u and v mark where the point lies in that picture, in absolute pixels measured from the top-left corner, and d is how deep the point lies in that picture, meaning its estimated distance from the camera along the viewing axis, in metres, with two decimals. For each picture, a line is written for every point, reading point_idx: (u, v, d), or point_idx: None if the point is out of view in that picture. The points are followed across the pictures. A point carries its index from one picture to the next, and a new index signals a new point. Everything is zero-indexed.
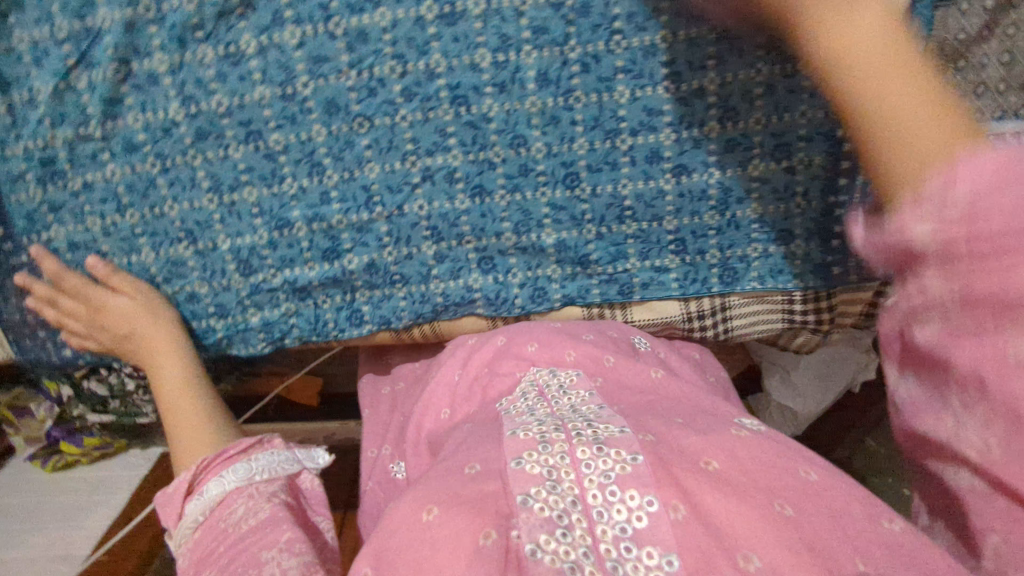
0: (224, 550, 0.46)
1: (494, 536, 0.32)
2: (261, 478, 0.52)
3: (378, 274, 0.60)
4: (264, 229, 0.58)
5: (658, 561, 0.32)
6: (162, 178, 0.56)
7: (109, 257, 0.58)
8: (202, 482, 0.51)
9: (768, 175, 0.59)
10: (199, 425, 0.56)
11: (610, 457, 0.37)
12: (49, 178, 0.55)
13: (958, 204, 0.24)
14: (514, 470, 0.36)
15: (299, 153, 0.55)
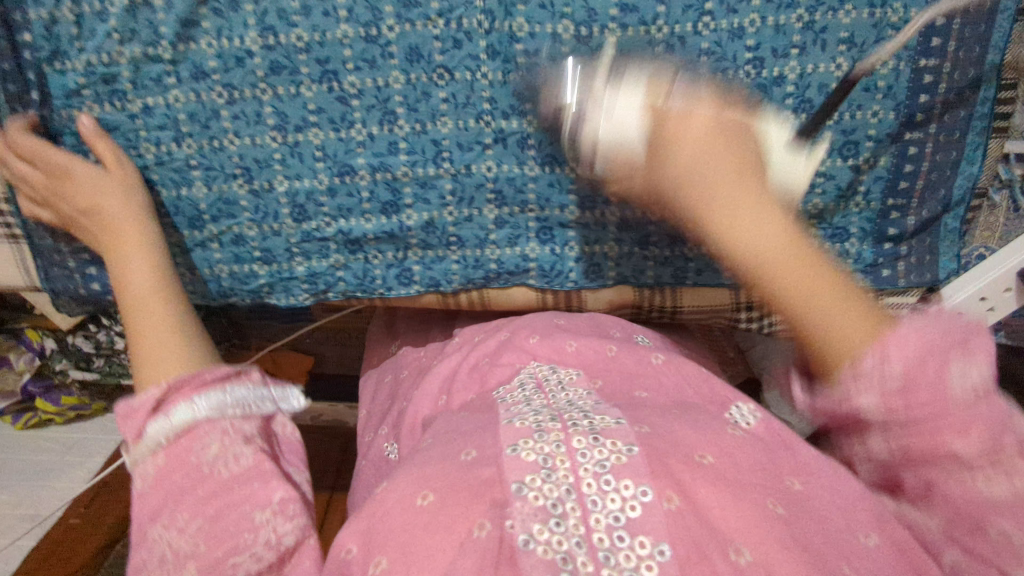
0: (206, 492, 0.44)
1: (487, 528, 0.37)
2: (240, 410, 0.49)
3: (434, 233, 0.59)
4: (325, 173, 0.56)
5: (649, 550, 0.36)
6: (227, 110, 0.54)
7: (158, 187, 0.56)
8: (172, 402, 0.47)
9: (835, 171, 0.57)
10: (165, 330, 0.53)
11: (606, 447, 0.41)
12: (107, 98, 0.53)
13: (897, 378, 0.37)
14: (509, 456, 0.41)
15: (373, 98, 0.54)
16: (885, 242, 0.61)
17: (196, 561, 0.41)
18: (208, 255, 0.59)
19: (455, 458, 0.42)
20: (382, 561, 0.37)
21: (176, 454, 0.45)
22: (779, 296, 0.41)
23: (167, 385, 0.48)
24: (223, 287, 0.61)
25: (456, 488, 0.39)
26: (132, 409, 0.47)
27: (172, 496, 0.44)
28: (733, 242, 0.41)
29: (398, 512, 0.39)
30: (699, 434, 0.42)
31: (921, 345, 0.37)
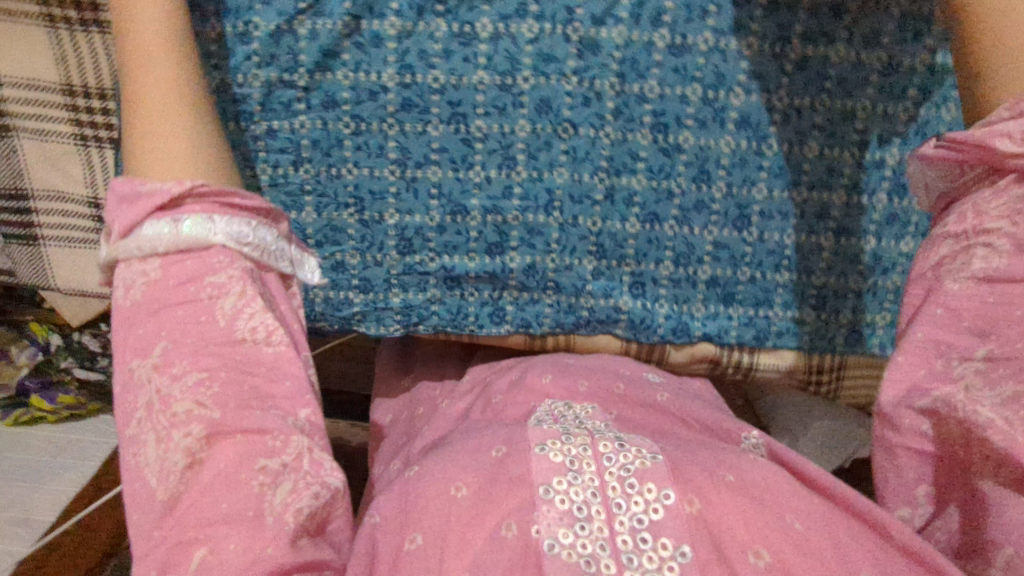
0: (210, 337, 0.45)
1: (515, 530, 0.43)
2: (256, 252, 0.48)
3: (534, 277, 0.60)
4: (437, 211, 0.57)
5: (672, 552, 0.43)
6: (351, 140, 0.54)
7: None
8: (185, 212, 0.46)
9: (915, 252, 0.60)
10: (164, 128, 0.47)
11: (630, 453, 0.48)
12: (233, 117, 0.53)
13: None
14: (539, 455, 0.48)
15: (496, 144, 0.55)
16: None
17: (208, 427, 0.43)
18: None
19: (486, 454, 0.49)
20: (420, 534, 0.45)
21: (181, 265, 0.46)
22: None
23: (171, 188, 0.45)
24: (314, 310, 0.60)
25: (488, 483, 0.46)
26: (140, 196, 0.45)
27: (170, 326, 0.44)
28: None
29: (437, 505, 0.46)
30: (712, 457, 0.49)
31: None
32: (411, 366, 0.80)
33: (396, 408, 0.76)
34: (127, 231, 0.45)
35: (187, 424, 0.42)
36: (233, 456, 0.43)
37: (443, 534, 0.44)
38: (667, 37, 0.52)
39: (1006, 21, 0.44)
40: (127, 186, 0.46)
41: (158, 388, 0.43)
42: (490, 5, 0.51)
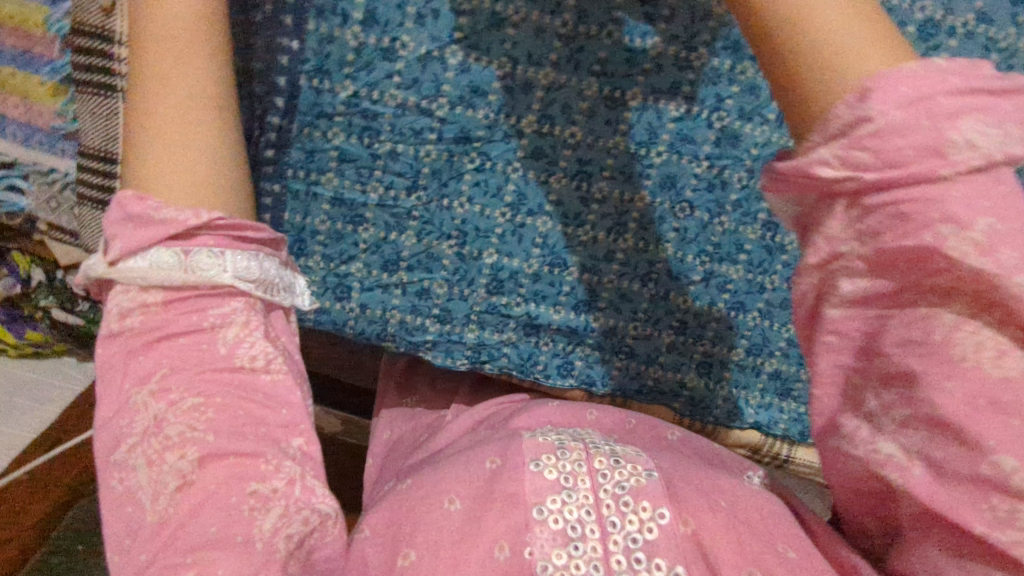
0: (209, 376, 0.41)
1: (508, 550, 0.44)
2: (264, 291, 0.45)
3: (612, 339, 0.60)
4: (536, 260, 0.57)
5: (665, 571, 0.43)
6: (471, 175, 0.53)
7: (368, 225, 0.55)
8: (198, 241, 0.43)
9: None
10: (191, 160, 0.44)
11: (625, 470, 0.49)
12: (359, 130, 0.52)
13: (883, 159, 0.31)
14: (534, 472, 0.48)
15: (611, 210, 0.55)
16: None
17: (202, 450, 0.40)
18: (386, 299, 0.58)
19: (483, 468, 0.50)
20: (413, 550, 0.45)
21: (182, 309, 0.42)
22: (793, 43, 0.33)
23: (186, 217, 0.42)
24: (385, 331, 0.58)
25: (485, 500, 0.47)
26: (150, 221, 0.42)
27: (172, 358, 0.41)
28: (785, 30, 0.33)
29: (433, 522, 0.46)
30: (704, 480, 0.51)
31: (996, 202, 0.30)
32: (416, 390, 0.78)
33: (399, 429, 0.73)
34: (127, 255, 0.41)
35: (182, 447, 0.40)
36: (217, 481, 0.40)
37: (437, 553, 0.44)
38: None
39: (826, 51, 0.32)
40: (134, 202, 0.42)
41: (154, 415, 0.41)
42: (644, 77, 0.52)
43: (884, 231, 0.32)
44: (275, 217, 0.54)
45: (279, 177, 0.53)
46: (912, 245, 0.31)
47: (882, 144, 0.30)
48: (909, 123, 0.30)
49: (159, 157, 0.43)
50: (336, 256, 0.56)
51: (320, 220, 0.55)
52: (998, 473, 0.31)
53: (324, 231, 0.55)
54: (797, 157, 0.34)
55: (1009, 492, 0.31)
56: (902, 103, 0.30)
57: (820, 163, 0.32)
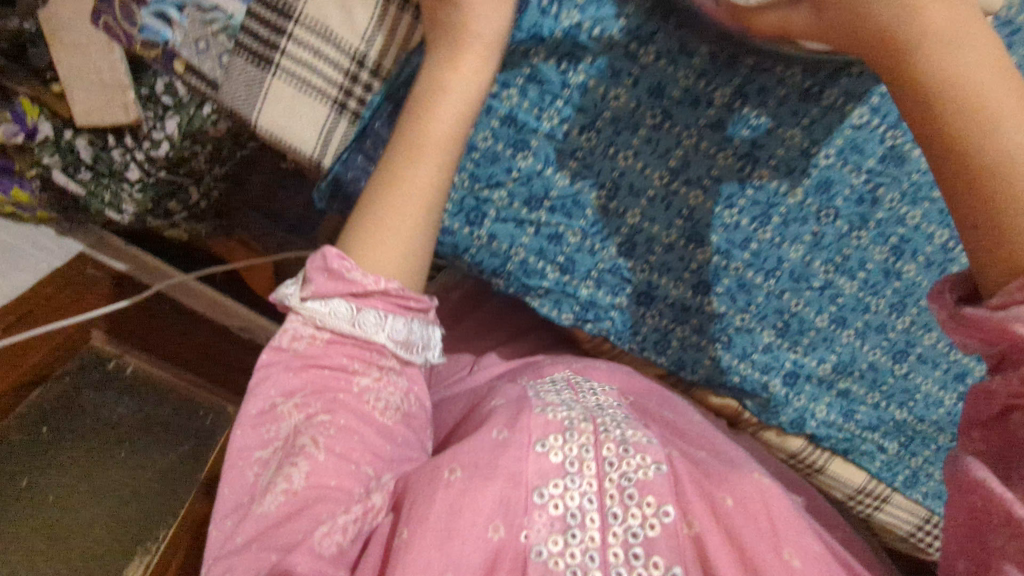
0: (341, 397, 0.48)
1: (501, 531, 0.45)
2: (405, 352, 0.51)
3: (715, 325, 0.61)
4: (676, 231, 0.57)
5: (662, 570, 0.44)
6: (647, 131, 0.53)
7: (529, 153, 0.54)
8: (369, 303, 0.49)
9: None
10: (412, 242, 0.49)
11: (633, 460, 0.49)
12: (559, 56, 0.51)
13: None
14: (539, 452, 0.49)
15: (764, 199, 0.55)
16: None
17: (311, 467, 0.45)
18: (516, 235, 0.57)
19: (489, 438, 0.50)
20: (409, 527, 0.45)
21: (341, 351, 0.49)
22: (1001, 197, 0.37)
23: (370, 281, 0.48)
24: (503, 266, 0.58)
25: (487, 471, 0.47)
26: (343, 278, 0.48)
27: (314, 383, 0.48)
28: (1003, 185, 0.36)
29: (431, 492, 0.46)
30: (714, 478, 0.49)
31: None
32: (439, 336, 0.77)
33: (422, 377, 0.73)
34: (314, 296, 0.48)
35: (297, 457, 0.46)
36: (313, 498, 0.45)
37: (428, 526, 0.44)
38: None
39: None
40: (336, 256, 0.48)
41: (294, 423, 0.47)
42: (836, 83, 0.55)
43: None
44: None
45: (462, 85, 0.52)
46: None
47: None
48: None
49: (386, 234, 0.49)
50: (483, 178, 0.56)
51: (482, 135, 0.54)
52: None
53: (481, 148, 0.55)
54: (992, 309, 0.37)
55: None
56: None
57: (1021, 322, 0.36)
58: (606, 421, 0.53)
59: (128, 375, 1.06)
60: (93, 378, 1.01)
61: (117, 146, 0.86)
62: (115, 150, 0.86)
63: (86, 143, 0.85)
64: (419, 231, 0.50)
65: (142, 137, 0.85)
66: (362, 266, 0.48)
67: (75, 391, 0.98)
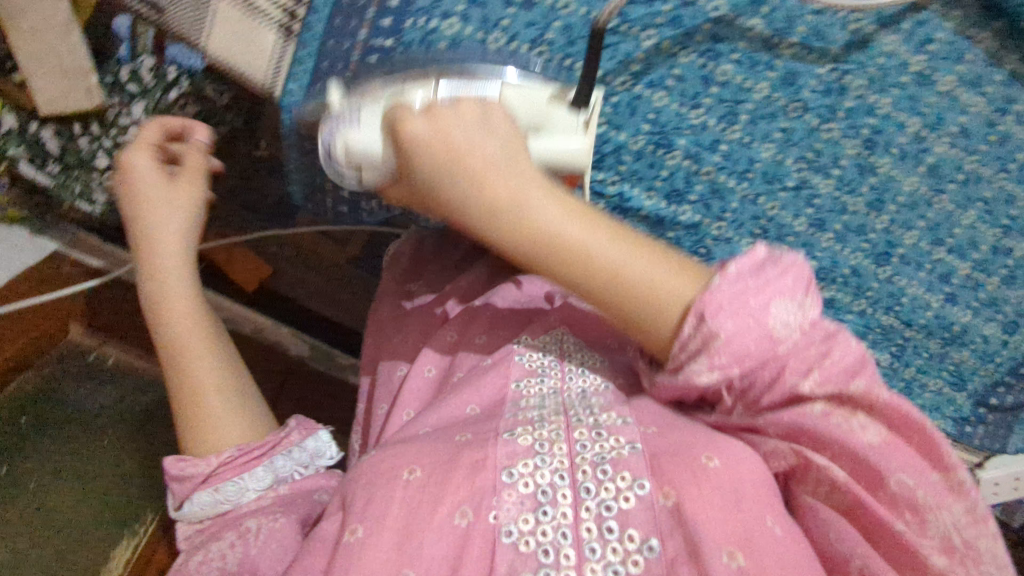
0: (231, 513, 0.55)
1: (466, 516, 0.47)
2: (277, 487, 0.57)
3: (692, 236, 0.63)
4: (644, 137, 0.58)
5: (639, 544, 0.45)
6: (598, 34, 0.52)
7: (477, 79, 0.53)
8: (217, 479, 0.54)
9: (990, 335, 0.68)
10: (241, 390, 0.60)
11: (608, 442, 0.50)
12: None
13: (728, 342, 0.40)
14: (508, 438, 0.51)
15: (729, 96, 0.55)
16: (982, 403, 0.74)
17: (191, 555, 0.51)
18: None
19: (452, 438, 0.52)
20: (359, 525, 0.46)
21: (217, 520, 0.55)
22: (608, 288, 0.42)
23: (214, 459, 0.55)
24: None
25: (449, 467, 0.49)
26: (184, 476, 0.54)
27: (213, 523, 0.54)
28: (595, 285, 0.42)
29: (388, 492, 0.48)
30: (695, 440, 0.47)
31: (755, 323, 0.40)
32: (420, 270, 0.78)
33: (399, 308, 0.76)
34: (177, 501, 0.55)
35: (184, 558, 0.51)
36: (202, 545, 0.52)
37: (384, 525, 0.46)
38: (920, 65, 0.53)
39: (652, 303, 0.42)
40: (174, 464, 0.55)
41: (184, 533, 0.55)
42: None
43: (761, 392, 0.42)
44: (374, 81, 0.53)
45: (396, 17, 0.53)
46: (792, 412, 0.42)
47: (734, 348, 0.40)
48: (742, 327, 0.39)
49: (213, 407, 0.57)
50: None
51: None
52: (906, 493, 0.40)
53: None
54: (679, 370, 0.42)
55: (917, 509, 0.40)
56: (732, 317, 0.39)
57: (696, 373, 0.41)
58: (577, 410, 0.54)
59: (110, 368, 1.04)
60: (73, 368, 1.00)
61: (84, 134, 0.85)
62: (83, 138, 0.86)
63: (52, 133, 0.84)
64: (241, 378, 0.61)
65: (109, 122, 0.84)
66: (206, 450, 0.56)
67: (54, 380, 0.96)
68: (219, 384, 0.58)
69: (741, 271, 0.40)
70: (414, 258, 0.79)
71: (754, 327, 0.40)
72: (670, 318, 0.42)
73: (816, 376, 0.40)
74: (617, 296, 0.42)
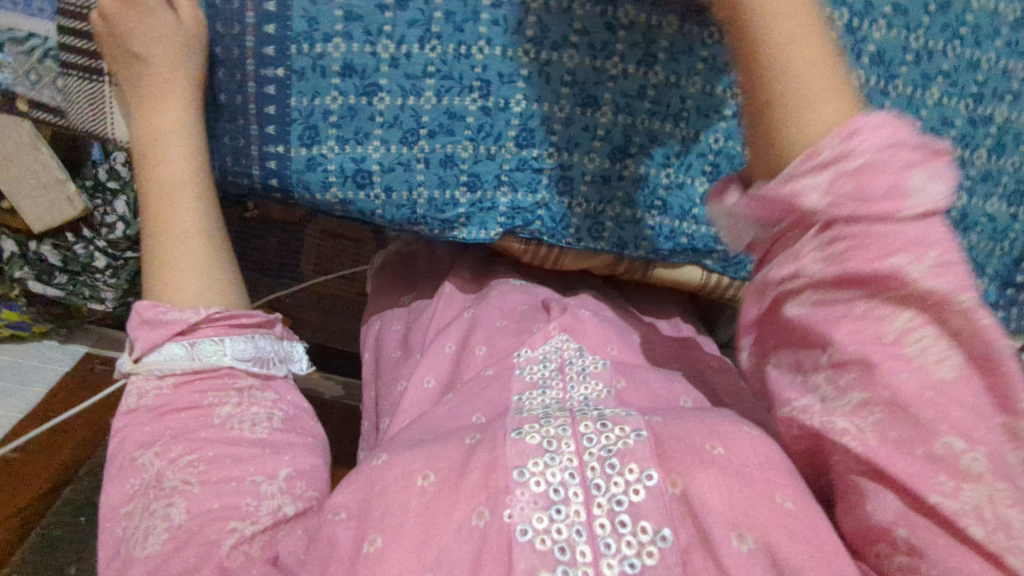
0: (205, 436, 0.44)
1: (484, 517, 0.40)
2: (260, 368, 0.49)
3: (643, 191, 0.56)
4: (567, 101, 0.53)
5: (652, 535, 0.40)
6: (488, 14, 0.51)
7: (380, 92, 0.51)
8: (201, 331, 0.47)
9: (995, 214, 0.63)
10: (216, 269, 0.50)
11: (612, 433, 0.44)
12: None
13: (864, 189, 0.33)
14: (513, 439, 0.44)
15: (640, 37, 0.52)
16: (1007, 289, 0.67)
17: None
18: (409, 177, 0.53)
19: (460, 441, 0.45)
20: (378, 535, 0.40)
21: (191, 392, 0.45)
22: (781, 104, 0.38)
23: (191, 313, 0.47)
24: (414, 213, 0.54)
25: (462, 470, 0.43)
26: (163, 321, 0.46)
27: (171, 429, 0.44)
28: (778, 79, 0.38)
29: (401, 497, 0.41)
30: (695, 427, 0.43)
31: (894, 139, 0.34)
32: (414, 282, 0.76)
33: (397, 326, 0.72)
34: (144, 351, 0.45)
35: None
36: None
37: (404, 532, 0.40)
38: None
39: (813, 113, 0.37)
40: (149, 306, 0.47)
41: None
42: None
43: (849, 256, 0.34)
44: (279, 111, 0.51)
45: (277, 43, 0.49)
46: (870, 267, 0.33)
47: (864, 186, 0.33)
48: (881, 157, 0.33)
49: (181, 279, 0.49)
50: (350, 137, 0.52)
51: (330, 97, 0.51)
52: (950, 454, 0.31)
53: (336, 109, 0.51)
54: (781, 186, 0.36)
55: (957, 472, 0.31)
56: (878, 147, 0.33)
57: (804, 194, 0.35)
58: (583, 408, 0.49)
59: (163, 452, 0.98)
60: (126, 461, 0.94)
61: (78, 241, 0.85)
62: (78, 245, 0.86)
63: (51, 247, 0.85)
64: (217, 260, 0.51)
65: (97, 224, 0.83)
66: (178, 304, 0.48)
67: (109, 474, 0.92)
68: (212, 248, 0.51)
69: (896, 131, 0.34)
70: (409, 265, 0.78)
71: (890, 140, 0.34)
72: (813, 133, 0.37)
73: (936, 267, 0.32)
74: (786, 108, 0.38)
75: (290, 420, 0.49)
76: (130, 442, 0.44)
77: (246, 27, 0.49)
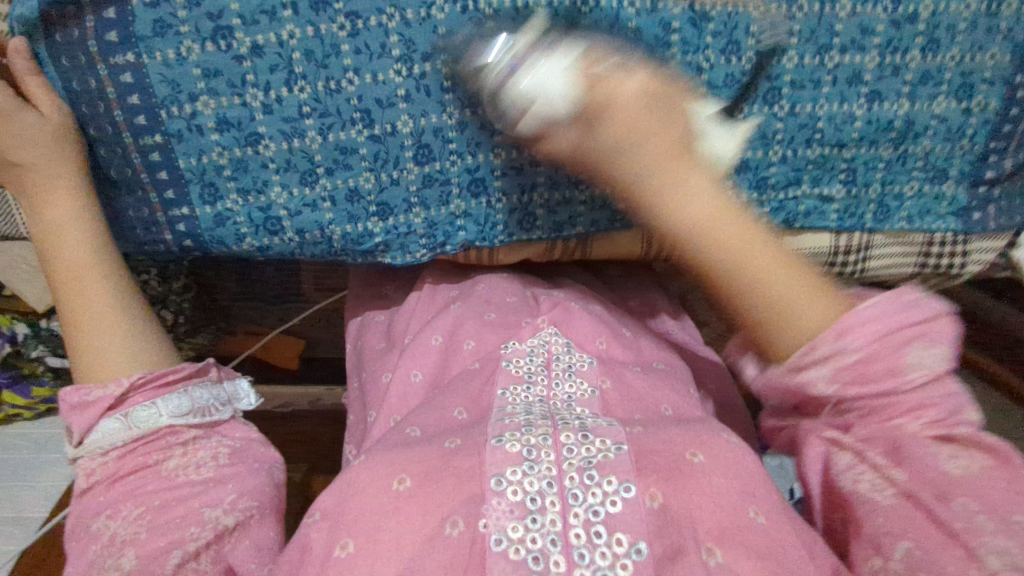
0: (152, 489, 0.45)
1: (461, 528, 0.38)
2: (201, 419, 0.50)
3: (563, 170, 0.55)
4: (454, 106, 0.52)
5: (626, 548, 0.38)
6: (348, 44, 0.49)
7: (263, 141, 0.51)
8: (132, 402, 0.48)
9: (947, 113, 0.58)
10: (141, 338, 0.51)
11: (593, 445, 0.42)
12: (212, 38, 0.48)
13: (882, 368, 0.42)
14: (495, 447, 0.42)
15: (512, 21, 0.50)
16: (979, 187, 0.61)
17: None
18: (318, 217, 0.54)
19: (439, 446, 0.43)
20: (350, 542, 0.38)
21: (135, 456, 0.47)
22: (754, 291, 0.44)
23: (114, 386, 0.48)
24: (332, 248, 0.55)
25: (436, 476, 0.40)
26: (90, 402, 0.47)
27: (124, 491, 0.45)
28: (741, 285, 0.44)
29: (374, 509, 0.39)
30: (679, 434, 0.43)
31: (877, 329, 0.42)
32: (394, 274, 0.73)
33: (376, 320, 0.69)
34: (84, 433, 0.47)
35: None
36: None
37: (377, 549, 0.38)
38: None
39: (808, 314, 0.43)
40: (75, 391, 0.48)
41: None
42: None
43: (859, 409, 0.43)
44: (171, 175, 0.52)
45: (146, 111, 0.50)
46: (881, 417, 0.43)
47: (869, 367, 0.42)
48: (886, 352, 0.42)
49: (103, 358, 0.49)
50: (251, 187, 0.53)
51: (216, 154, 0.52)
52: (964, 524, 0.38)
53: (226, 163, 0.52)
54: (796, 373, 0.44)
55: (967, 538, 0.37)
56: (870, 337, 0.42)
57: (814, 381, 0.43)
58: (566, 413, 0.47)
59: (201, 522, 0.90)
60: None
61: None
62: None
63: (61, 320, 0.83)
64: (140, 329, 0.52)
65: None
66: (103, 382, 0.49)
67: None
68: (130, 321, 0.52)
69: (886, 307, 0.42)
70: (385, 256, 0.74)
71: (874, 330, 0.42)
72: (802, 329, 0.43)
73: (926, 417, 0.42)
74: (759, 304, 0.44)
75: (238, 454, 0.50)
76: (87, 512, 0.45)
77: (110, 102, 0.49)
